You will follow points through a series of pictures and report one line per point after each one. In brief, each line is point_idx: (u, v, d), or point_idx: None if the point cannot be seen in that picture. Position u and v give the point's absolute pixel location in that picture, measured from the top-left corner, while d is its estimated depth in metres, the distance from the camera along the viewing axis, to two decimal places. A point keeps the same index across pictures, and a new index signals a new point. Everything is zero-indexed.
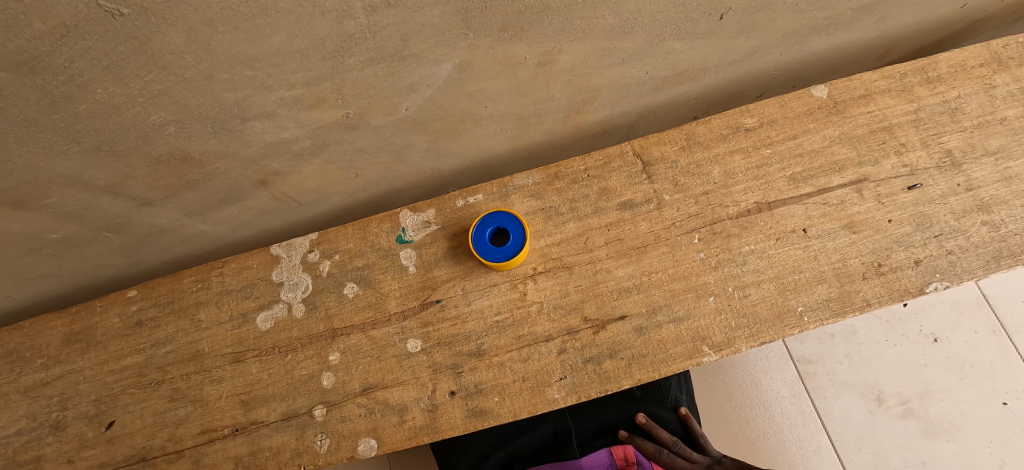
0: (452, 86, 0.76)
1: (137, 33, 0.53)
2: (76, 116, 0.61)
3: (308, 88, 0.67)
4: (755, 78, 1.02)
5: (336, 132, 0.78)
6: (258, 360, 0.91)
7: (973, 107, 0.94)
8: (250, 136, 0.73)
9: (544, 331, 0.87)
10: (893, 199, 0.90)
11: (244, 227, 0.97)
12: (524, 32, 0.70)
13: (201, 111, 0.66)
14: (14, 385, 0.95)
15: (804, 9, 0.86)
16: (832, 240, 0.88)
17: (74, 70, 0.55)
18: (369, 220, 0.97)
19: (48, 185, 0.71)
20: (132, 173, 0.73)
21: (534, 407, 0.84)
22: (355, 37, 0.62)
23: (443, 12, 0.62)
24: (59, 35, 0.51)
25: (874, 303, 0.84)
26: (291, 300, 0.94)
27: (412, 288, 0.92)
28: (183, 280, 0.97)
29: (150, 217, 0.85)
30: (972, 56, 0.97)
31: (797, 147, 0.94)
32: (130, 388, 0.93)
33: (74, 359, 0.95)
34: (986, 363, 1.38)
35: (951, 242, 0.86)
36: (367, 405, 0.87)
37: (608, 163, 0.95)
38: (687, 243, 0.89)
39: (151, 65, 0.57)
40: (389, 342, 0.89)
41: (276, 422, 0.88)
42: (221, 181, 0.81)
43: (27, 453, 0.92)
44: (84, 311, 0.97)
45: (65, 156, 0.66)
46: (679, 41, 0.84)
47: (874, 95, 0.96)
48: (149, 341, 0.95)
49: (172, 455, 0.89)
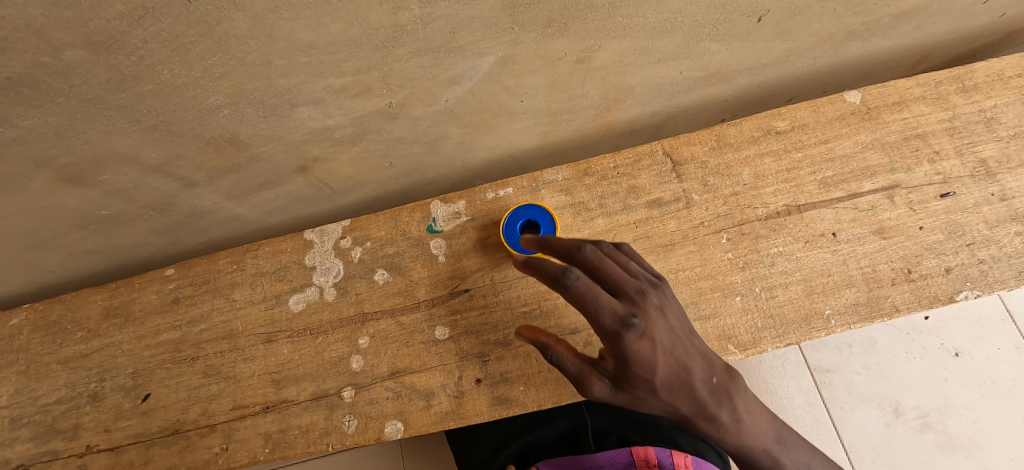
0: (492, 79, 0.78)
1: (207, 17, 0.55)
2: (140, 95, 0.64)
3: (356, 77, 0.69)
4: (787, 81, 1.02)
5: (377, 121, 0.80)
6: (290, 341, 0.94)
7: (1010, 117, 0.94)
8: (298, 122, 0.75)
9: (571, 324, 0.89)
10: (925, 207, 0.90)
11: (279, 212, 1.00)
12: (567, 28, 0.71)
13: (255, 96, 0.68)
14: (55, 356, 0.99)
15: (842, 15, 0.86)
16: (862, 245, 0.88)
17: (144, 51, 0.57)
18: (400, 209, 0.99)
19: (105, 162, 0.73)
20: (183, 153, 0.76)
21: (559, 398, 0.85)
22: (407, 28, 0.63)
23: (492, 6, 0.64)
24: (136, 17, 0.53)
25: (903, 309, 0.85)
26: (323, 285, 0.96)
27: (441, 277, 0.94)
28: (219, 261, 1.00)
29: (193, 198, 0.88)
30: (1010, 66, 0.97)
31: (829, 151, 0.94)
32: (166, 363, 0.96)
33: (112, 333, 0.99)
34: (1009, 380, 1.36)
35: (984, 251, 0.86)
36: (395, 388, 0.89)
37: (637, 161, 0.96)
38: (715, 243, 0.90)
39: (215, 49, 0.59)
40: (417, 328, 0.91)
41: (306, 401, 0.90)
42: (264, 165, 0.83)
43: (66, 421, 0.96)
44: (123, 287, 1.01)
45: (125, 134, 0.69)
46: (716, 42, 0.84)
47: (909, 102, 0.95)
48: (185, 319, 0.98)
49: (204, 429, 0.92)
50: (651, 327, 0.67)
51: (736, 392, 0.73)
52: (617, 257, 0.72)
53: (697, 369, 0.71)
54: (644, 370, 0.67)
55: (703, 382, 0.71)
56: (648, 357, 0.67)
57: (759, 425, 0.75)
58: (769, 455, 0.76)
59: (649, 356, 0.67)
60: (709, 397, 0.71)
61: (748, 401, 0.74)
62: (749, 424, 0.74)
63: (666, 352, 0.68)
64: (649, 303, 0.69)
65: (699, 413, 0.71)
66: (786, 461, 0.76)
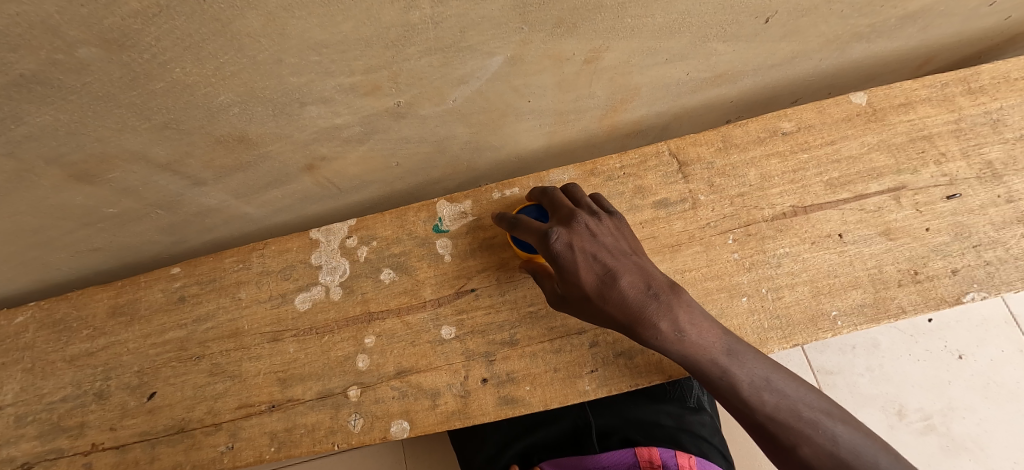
0: (500, 79, 0.78)
1: (220, 15, 0.55)
2: (151, 93, 0.64)
3: (366, 76, 0.70)
4: (792, 82, 1.02)
5: (385, 120, 0.80)
6: (296, 340, 0.94)
7: (1016, 119, 0.94)
8: (307, 120, 0.75)
9: (577, 324, 0.89)
10: (932, 208, 0.90)
11: (286, 211, 1.00)
12: (576, 28, 0.71)
13: (266, 94, 0.68)
14: (60, 354, 0.99)
15: (849, 16, 0.86)
16: (868, 246, 0.88)
17: (157, 49, 0.58)
18: (406, 209, 0.99)
19: (114, 160, 0.74)
20: (192, 151, 0.76)
21: (565, 397, 0.85)
22: (418, 27, 0.63)
23: (503, 6, 0.64)
24: (150, 15, 0.53)
25: (909, 310, 0.85)
26: (329, 284, 0.96)
27: (447, 276, 0.94)
28: (225, 260, 1.00)
29: (200, 197, 0.88)
30: (1016, 68, 0.97)
31: (835, 152, 0.94)
32: (172, 361, 0.96)
33: (118, 331, 0.99)
34: (1012, 383, 1.36)
35: (990, 253, 0.87)
36: (401, 388, 0.89)
37: (643, 162, 0.96)
38: (721, 244, 0.90)
39: (227, 47, 0.60)
40: (423, 328, 0.92)
41: (311, 400, 0.90)
42: (272, 163, 0.84)
43: (72, 419, 0.96)
44: (129, 286, 1.01)
45: (135, 132, 0.69)
46: (723, 43, 0.84)
47: (914, 104, 0.96)
48: (190, 317, 0.98)
49: (210, 427, 0.92)
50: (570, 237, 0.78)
51: (677, 304, 0.76)
52: (576, 195, 0.86)
53: (629, 278, 0.77)
54: (565, 273, 0.77)
55: (635, 287, 0.76)
56: (563, 255, 0.77)
57: (706, 337, 0.76)
58: (718, 366, 0.75)
59: (570, 259, 0.77)
60: (647, 305, 0.76)
61: (692, 314, 0.76)
62: (694, 335, 0.75)
63: (589, 259, 0.77)
64: (577, 220, 0.80)
65: (637, 317, 0.75)
66: (739, 373, 0.75)
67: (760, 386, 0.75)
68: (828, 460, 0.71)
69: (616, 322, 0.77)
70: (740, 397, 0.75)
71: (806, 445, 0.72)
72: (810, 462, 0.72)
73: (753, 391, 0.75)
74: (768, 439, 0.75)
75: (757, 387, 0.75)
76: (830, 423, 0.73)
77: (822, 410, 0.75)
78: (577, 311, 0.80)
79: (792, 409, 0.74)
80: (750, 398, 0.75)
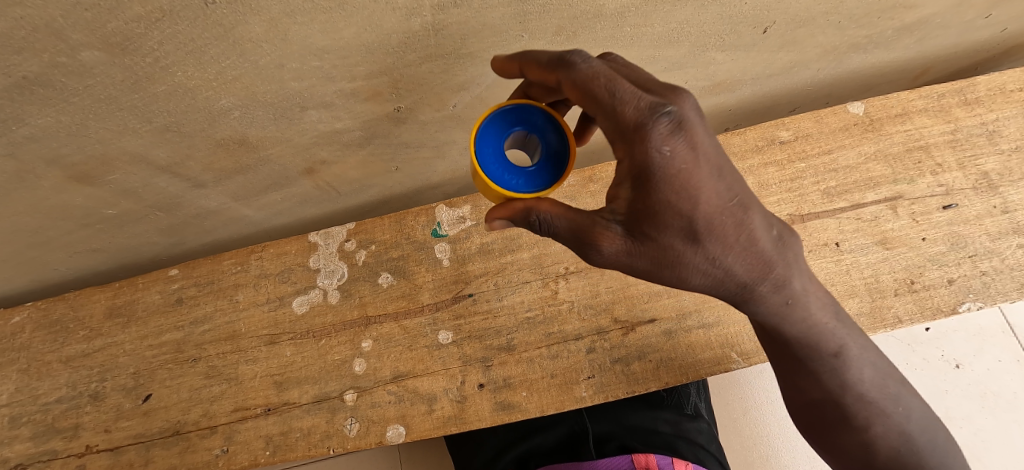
0: (500, 86, 0.79)
1: (223, 21, 0.55)
2: (153, 97, 0.64)
3: (366, 81, 0.70)
4: (790, 91, 1.03)
5: (385, 125, 0.81)
6: (293, 343, 0.94)
7: (1011, 130, 0.95)
8: (307, 124, 0.76)
9: (574, 329, 0.89)
10: (928, 218, 0.90)
11: (285, 214, 1.00)
12: (575, 36, 0.72)
13: (267, 98, 0.69)
14: (56, 354, 0.99)
15: (846, 27, 0.87)
16: (865, 255, 0.89)
17: (160, 53, 0.58)
18: (405, 213, 0.99)
19: (115, 162, 0.74)
20: (192, 154, 0.76)
21: (561, 403, 0.85)
22: (419, 34, 0.64)
23: (503, 14, 0.64)
24: (154, 19, 0.54)
25: (906, 320, 0.85)
26: (326, 287, 0.96)
27: (445, 281, 0.94)
28: (223, 262, 1.00)
29: (200, 199, 0.89)
30: (1012, 79, 0.98)
31: (832, 162, 0.94)
32: (169, 363, 0.96)
33: (115, 333, 0.99)
34: (1009, 393, 1.34)
35: (986, 263, 0.87)
36: (397, 392, 0.89)
37: None
38: None
39: (230, 52, 0.60)
40: (421, 332, 0.92)
41: (308, 404, 0.90)
42: (272, 167, 0.84)
43: (66, 420, 0.95)
44: (127, 287, 1.01)
45: (136, 135, 0.70)
46: (722, 53, 0.85)
47: (911, 114, 0.96)
48: (187, 319, 0.98)
49: (205, 430, 0.91)
50: (694, 137, 0.53)
51: (801, 255, 0.65)
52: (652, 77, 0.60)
53: (758, 210, 0.60)
54: (683, 190, 0.54)
55: (763, 228, 0.60)
56: (689, 165, 0.53)
57: (821, 302, 0.69)
58: (835, 338, 0.70)
59: (691, 168, 0.53)
60: (770, 251, 0.62)
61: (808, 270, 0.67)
62: (811, 297, 0.68)
63: (714, 169, 0.55)
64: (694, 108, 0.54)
65: (762, 266, 0.62)
66: (850, 346, 0.71)
67: (864, 360, 0.72)
68: (898, 436, 0.74)
69: (732, 271, 0.61)
70: (849, 373, 0.72)
71: (879, 424, 0.73)
72: (880, 440, 0.74)
73: (857, 366, 0.72)
74: (843, 413, 0.74)
75: (862, 362, 0.72)
76: (907, 399, 0.75)
77: (901, 383, 0.75)
78: (660, 251, 0.58)
79: (880, 384, 0.74)
80: (853, 374, 0.72)
